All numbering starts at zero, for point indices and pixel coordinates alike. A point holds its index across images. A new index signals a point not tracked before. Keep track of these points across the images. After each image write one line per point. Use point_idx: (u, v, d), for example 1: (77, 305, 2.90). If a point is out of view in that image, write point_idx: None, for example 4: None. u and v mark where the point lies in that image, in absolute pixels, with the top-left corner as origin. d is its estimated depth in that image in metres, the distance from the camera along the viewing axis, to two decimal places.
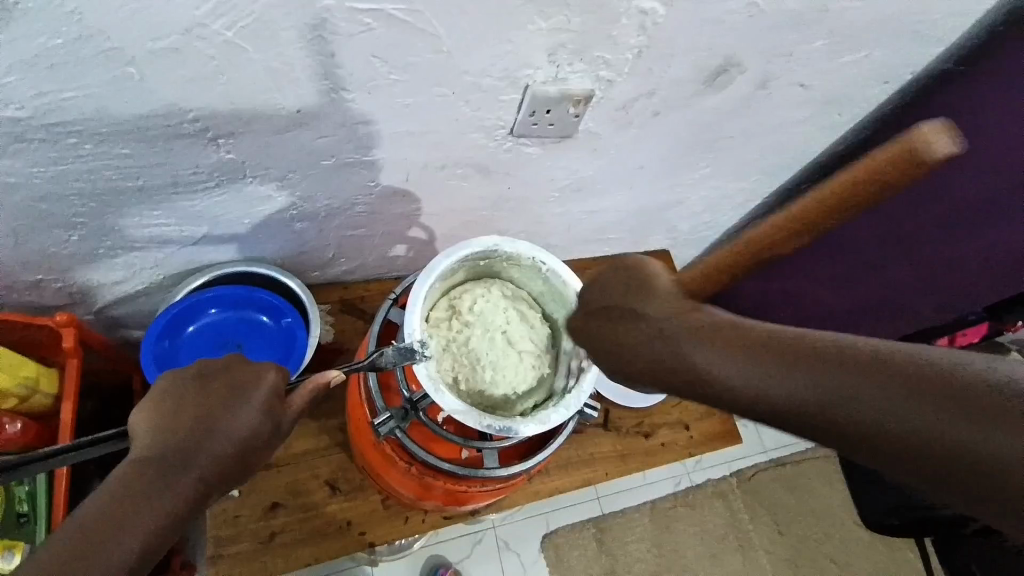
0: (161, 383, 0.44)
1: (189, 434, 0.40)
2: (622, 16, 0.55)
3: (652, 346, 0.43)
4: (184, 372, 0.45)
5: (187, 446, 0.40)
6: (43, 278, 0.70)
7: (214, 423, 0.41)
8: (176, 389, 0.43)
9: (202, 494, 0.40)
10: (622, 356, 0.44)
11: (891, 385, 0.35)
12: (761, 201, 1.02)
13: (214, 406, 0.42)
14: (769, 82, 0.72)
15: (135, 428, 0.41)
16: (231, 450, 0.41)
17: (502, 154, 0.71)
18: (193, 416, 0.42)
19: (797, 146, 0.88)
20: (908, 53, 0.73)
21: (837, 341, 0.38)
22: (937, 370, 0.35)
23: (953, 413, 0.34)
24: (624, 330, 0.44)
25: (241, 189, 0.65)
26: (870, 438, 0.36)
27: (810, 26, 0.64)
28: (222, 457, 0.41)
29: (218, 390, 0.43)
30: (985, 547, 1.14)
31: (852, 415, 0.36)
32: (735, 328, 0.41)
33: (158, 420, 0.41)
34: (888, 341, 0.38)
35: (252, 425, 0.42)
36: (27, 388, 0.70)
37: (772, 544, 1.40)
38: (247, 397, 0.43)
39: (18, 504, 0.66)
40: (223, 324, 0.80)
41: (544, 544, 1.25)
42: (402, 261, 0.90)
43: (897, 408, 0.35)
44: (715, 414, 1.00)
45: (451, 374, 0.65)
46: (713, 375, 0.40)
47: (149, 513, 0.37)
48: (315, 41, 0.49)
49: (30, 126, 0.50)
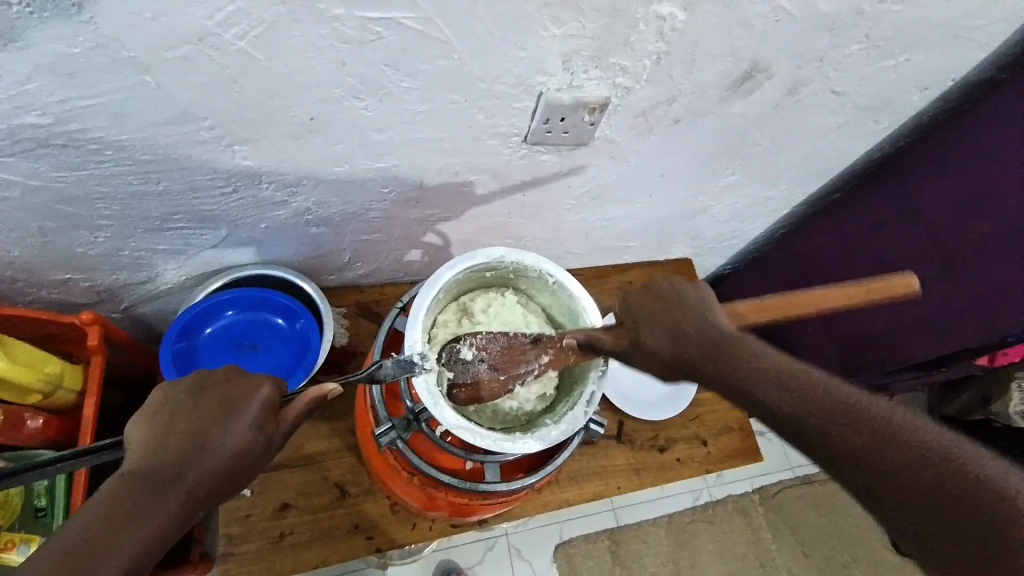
0: (156, 394, 0.44)
1: (185, 446, 0.41)
2: (640, 23, 0.54)
3: (709, 329, 0.47)
4: (180, 383, 0.45)
5: (185, 460, 0.40)
6: (70, 277, 0.72)
7: (209, 436, 0.42)
8: (172, 403, 0.43)
9: (196, 506, 0.40)
10: (668, 321, 0.49)
11: (908, 450, 0.37)
12: (789, 210, 0.99)
13: (210, 419, 0.43)
14: (799, 88, 0.69)
15: (129, 438, 0.41)
16: (226, 464, 0.42)
17: (517, 161, 0.70)
18: (188, 430, 0.42)
19: (829, 153, 0.84)
20: (948, 58, 0.69)
21: (867, 405, 0.40)
22: (948, 452, 0.37)
23: (962, 490, 0.36)
24: (691, 305, 0.49)
25: (257, 193, 0.65)
26: (887, 489, 0.37)
27: (842, 30, 0.61)
28: (217, 470, 0.42)
29: (213, 401, 0.44)
30: None
31: (873, 467, 0.37)
32: (783, 370, 0.42)
33: (152, 434, 0.41)
34: (908, 417, 0.39)
35: (247, 438, 0.43)
36: (49, 384, 0.72)
37: (796, 564, 1.35)
38: (243, 409, 0.44)
39: (37, 498, 0.69)
40: (239, 326, 0.81)
41: (557, 554, 1.23)
42: (417, 265, 0.90)
43: (914, 472, 0.37)
44: (735, 429, 0.96)
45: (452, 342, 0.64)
46: (755, 390, 0.42)
47: (145, 524, 0.38)
48: (327, 50, 0.49)
49: (52, 131, 0.51)
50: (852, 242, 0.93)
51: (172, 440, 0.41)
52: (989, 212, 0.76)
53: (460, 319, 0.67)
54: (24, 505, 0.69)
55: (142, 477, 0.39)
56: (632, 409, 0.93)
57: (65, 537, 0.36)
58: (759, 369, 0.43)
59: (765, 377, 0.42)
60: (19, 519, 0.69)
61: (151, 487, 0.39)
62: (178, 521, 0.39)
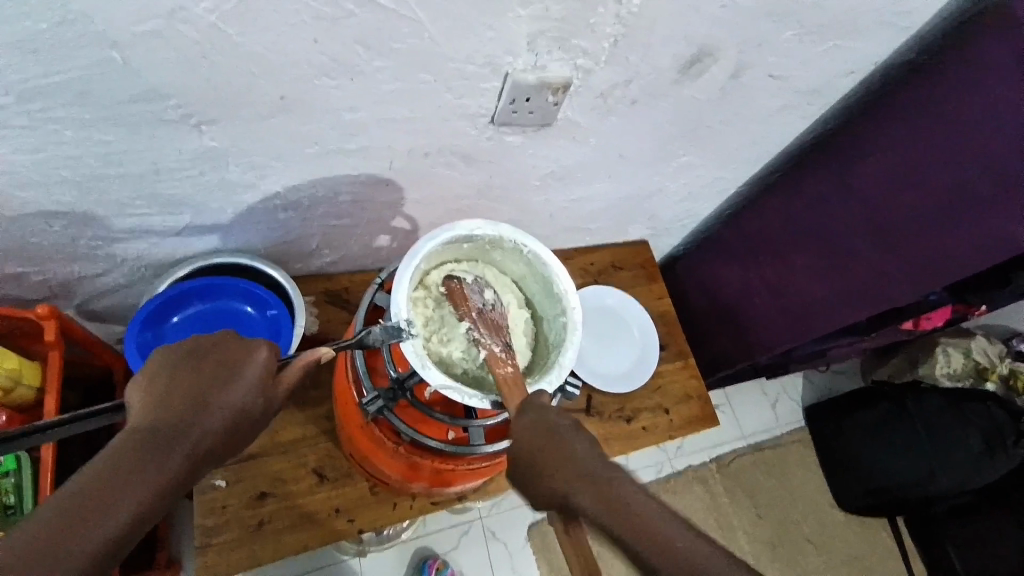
0: (156, 359, 0.46)
1: (189, 404, 0.44)
2: (599, 6, 0.57)
3: None
4: (178, 348, 0.47)
5: (190, 418, 0.43)
6: (23, 270, 0.70)
7: (212, 396, 0.45)
8: (173, 366, 0.46)
9: (198, 462, 0.43)
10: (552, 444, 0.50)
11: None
12: (736, 190, 1.05)
13: (213, 379, 0.46)
14: (742, 72, 0.74)
15: (132, 398, 0.44)
16: (229, 421, 0.45)
17: (484, 142, 0.72)
18: (192, 390, 0.45)
19: (770, 135, 0.91)
20: (872, 45, 0.77)
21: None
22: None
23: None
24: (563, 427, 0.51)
25: (224, 176, 0.65)
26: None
27: (780, 16, 0.67)
28: (220, 427, 0.44)
29: (214, 363, 0.47)
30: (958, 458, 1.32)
31: None
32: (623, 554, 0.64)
33: (157, 394, 0.44)
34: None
35: (249, 396, 0.46)
36: (11, 380, 0.71)
37: (753, 526, 1.43)
38: (244, 368, 0.47)
39: (4, 496, 0.71)
40: (207, 317, 0.80)
41: (530, 533, 1.26)
42: (386, 251, 0.91)
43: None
44: (694, 397, 1.02)
45: (422, 316, 0.65)
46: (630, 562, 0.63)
47: (151, 477, 0.40)
48: (300, 27, 0.50)
49: (11, 112, 0.49)
50: (796, 215, 0.99)
51: (177, 400, 0.44)
52: (921, 174, 0.82)
53: (429, 297, 0.66)
54: None
55: (148, 433, 0.41)
56: (598, 381, 0.97)
57: (73, 489, 0.37)
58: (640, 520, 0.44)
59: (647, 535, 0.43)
60: None
61: (146, 448, 0.40)
62: (181, 477, 0.41)
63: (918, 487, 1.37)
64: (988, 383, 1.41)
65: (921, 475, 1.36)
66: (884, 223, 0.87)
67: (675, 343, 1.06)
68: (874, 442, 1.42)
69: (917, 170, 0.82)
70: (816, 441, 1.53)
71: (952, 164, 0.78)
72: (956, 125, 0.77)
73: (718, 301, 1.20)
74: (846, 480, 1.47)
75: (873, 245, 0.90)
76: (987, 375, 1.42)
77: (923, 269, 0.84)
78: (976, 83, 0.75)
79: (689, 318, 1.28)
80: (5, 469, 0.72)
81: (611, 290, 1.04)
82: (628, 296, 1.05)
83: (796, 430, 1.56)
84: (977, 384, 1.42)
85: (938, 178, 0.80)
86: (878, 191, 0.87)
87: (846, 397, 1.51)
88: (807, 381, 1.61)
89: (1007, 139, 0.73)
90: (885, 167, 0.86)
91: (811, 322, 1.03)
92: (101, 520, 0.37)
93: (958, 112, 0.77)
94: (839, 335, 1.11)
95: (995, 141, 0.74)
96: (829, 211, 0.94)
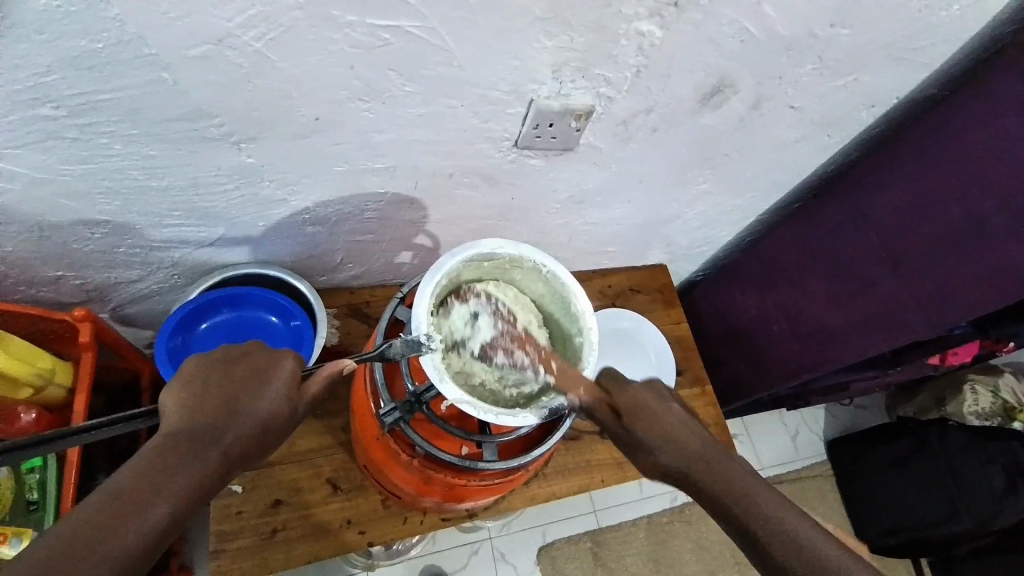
0: (189, 365, 0.49)
1: (219, 410, 0.46)
2: (622, 38, 0.59)
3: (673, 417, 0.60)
4: (209, 354, 0.50)
5: (219, 424, 0.46)
6: (63, 274, 0.73)
7: (241, 403, 0.47)
8: (203, 372, 0.49)
9: (226, 467, 0.45)
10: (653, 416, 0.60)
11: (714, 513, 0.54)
12: (756, 217, 1.06)
13: (242, 386, 0.48)
14: (762, 103, 0.75)
15: (166, 403, 0.47)
16: (255, 427, 0.47)
17: (507, 164, 0.74)
18: (220, 397, 0.47)
19: (790, 164, 0.91)
20: (894, 79, 0.77)
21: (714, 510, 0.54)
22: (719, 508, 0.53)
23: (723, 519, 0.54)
24: (686, 430, 0.59)
25: (257, 191, 0.68)
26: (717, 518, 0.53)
27: (800, 51, 0.68)
28: (247, 433, 0.47)
29: (243, 368, 0.49)
30: (974, 482, 1.29)
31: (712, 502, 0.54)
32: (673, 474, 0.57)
33: (188, 400, 0.46)
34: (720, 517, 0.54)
35: (276, 403, 0.49)
36: (41, 378, 0.75)
37: None
38: (271, 377, 0.50)
39: (29, 492, 0.75)
40: (232, 326, 0.83)
41: (541, 556, 1.25)
42: (407, 268, 0.93)
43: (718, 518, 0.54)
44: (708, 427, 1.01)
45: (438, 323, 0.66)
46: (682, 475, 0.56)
47: (182, 479, 0.42)
48: (337, 54, 0.53)
49: (64, 124, 0.53)
50: (812, 243, 0.99)
51: (208, 405, 0.46)
52: (940, 204, 0.81)
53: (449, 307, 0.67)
54: (16, 499, 0.75)
55: (180, 438, 0.44)
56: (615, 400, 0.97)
57: (113, 488, 0.40)
58: (805, 548, 0.47)
59: (817, 567, 0.46)
60: (10, 511, 0.75)
61: (178, 451, 0.43)
62: (209, 481, 0.44)
63: (941, 527, 1.32)
64: (1017, 422, 1.37)
65: (943, 514, 1.32)
66: (901, 252, 0.87)
67: (691, 369, 1.06)
68: (888, 474, 1.41)
69: (936, 199, 0.82)
70: (839, 476, 1.50)
71: (973, 194, 0.78)
72: (976, 155, 0.77)
73: (734, 327, 1.19)
74: (863, 514, 1.45)
75: (888, 272, 0.89)
76: (1014, 415, 1.38)
77: (941, 301, 0.83)
78: (986, 119, 0.76)
79: (706, 344, 1.28)
80: (31, 467, 0.75)
81: (628, 313, 1.03)
82: (645, 320, 1.04)
83: (816, 464, 1.52)
84: (1006, 423, 1.38)
85: (958, 205, 0.79)
86: (898, 221, 0.86)
87: (871, 429, 1.47)
88: (829, 414, 1.58)
89: (1013, 176, 0.74)
90: (903, 197, 0.85)
91: (827, 351, 1.01)
92: (135, 519, 0.39)
93: (976, 146, 0.77)
94: (862, 368, 1.10)
95: (1004, 178, 0.75)
96: (845, 239, 0.94)
